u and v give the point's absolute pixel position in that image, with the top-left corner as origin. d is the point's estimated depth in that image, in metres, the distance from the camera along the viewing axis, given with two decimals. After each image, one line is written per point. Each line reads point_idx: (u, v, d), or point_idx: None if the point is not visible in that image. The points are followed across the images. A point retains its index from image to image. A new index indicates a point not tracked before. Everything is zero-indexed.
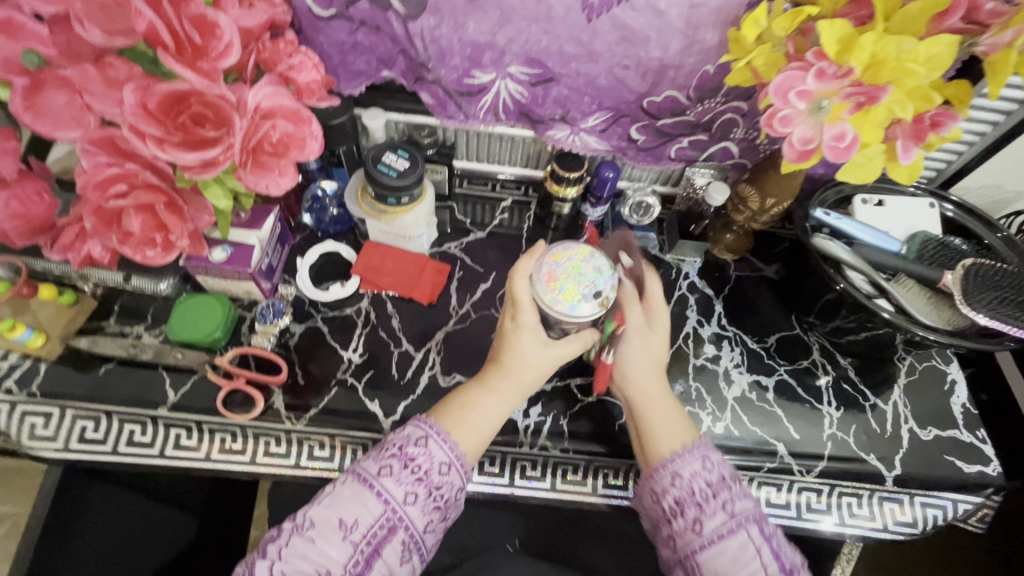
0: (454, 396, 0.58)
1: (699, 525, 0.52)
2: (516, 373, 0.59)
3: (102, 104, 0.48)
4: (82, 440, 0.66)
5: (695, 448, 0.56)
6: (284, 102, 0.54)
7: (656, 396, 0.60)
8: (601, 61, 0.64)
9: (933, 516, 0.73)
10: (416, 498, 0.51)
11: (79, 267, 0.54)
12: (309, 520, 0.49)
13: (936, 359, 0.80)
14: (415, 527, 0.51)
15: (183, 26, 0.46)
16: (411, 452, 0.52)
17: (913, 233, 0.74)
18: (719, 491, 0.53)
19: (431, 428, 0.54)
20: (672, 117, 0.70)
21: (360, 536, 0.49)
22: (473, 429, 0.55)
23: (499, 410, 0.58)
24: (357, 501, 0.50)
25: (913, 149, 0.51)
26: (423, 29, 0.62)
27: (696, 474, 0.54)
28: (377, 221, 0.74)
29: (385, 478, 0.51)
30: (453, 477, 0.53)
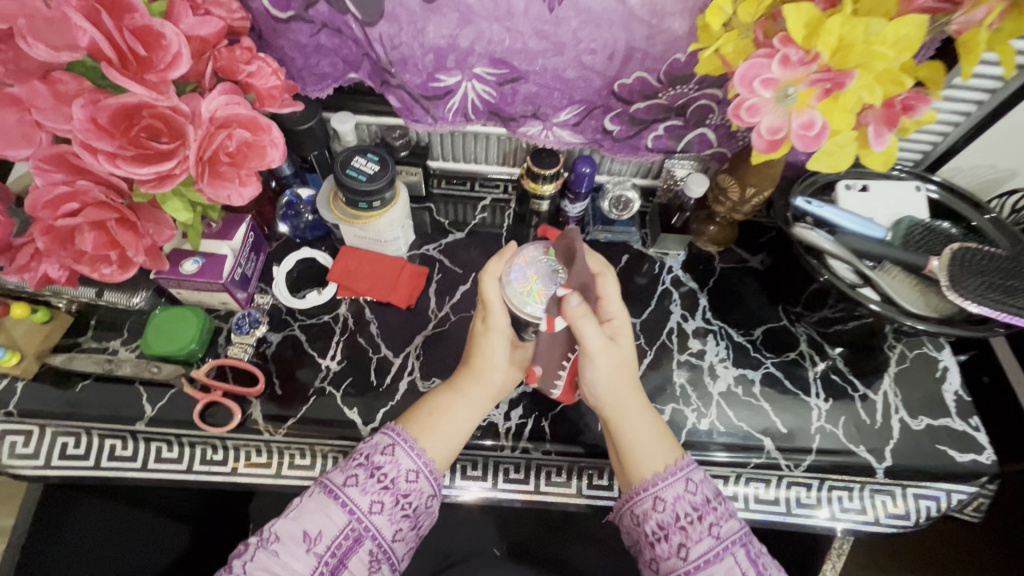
0: (425, 403, 0.57)
1: (684, 551, 0.51)
2: (488, 377, 0.59)
3: (51, 120, 0.47)
4: (63, 457, 0.67)
5: (676, 470, 0.54)
6: (239, 110, 0.52)
7: (630, 412, 0.57)
8: (568, 58, 0.63)
9: (927, 507, 0.72)
10: (382, 507, 0.51)
11: (37, 287, 0.53)
12: (273, 534, 0.49)
13: (927, 346, 0.78)
14: (383, 536, 0.51)
15: (125, 38, 0.45)
16: (377, 461, 0.52)
17: (899, 218, 0.72)
18: (705, 514, 0.52)
19: (398, 435, 0.54)
20: (645, 93, 0.67)
21: (325, 548, 0.49)
22: (443, 436, 0.55)
23: (470, 415, 0.57)
24: (321, 514, 0.50)
25: (886, 135, 0.49)
26: (381, 37, 0.61)
27: (680, 497, 0.53)
28: (351, 227, 0.73)
29: (350, 488, 0.51)
30: (422, 484, 0.53)
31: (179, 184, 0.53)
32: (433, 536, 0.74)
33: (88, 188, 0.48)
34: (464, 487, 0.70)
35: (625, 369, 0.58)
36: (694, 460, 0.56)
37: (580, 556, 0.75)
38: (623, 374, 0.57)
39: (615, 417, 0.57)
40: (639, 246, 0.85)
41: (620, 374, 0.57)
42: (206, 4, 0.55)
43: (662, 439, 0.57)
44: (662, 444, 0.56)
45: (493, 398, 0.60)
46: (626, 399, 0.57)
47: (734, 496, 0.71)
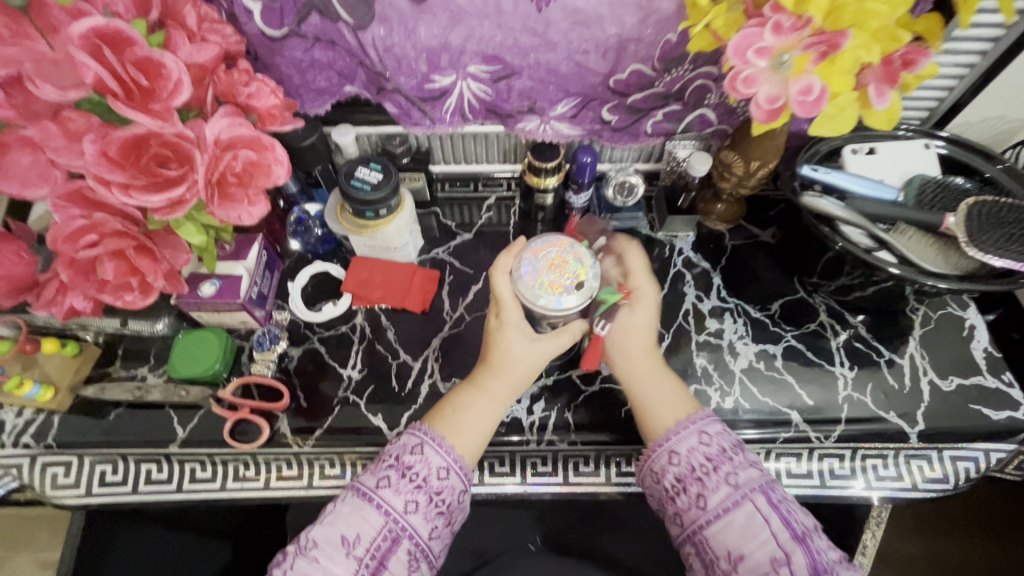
0: (450, 403, 0.58)
1: (702, 500, 0.51)
2: (507, 372, 0.59)
3: (64, 157, 0.49)
4: (102, 484, 0.68)
5: (688, 424, 0.55)
6: (242, 132, 0.53)
7: (645, 376, 0.60)
8: (560, 49, 0.63)
9: (966, 469, 0.70)
10: (417, 506, 0.51)
11: (65, 319, 0.55)
12: (311, 542, 0.49)
13: (951, 306, 0.77)
14: (420, 536, 0.51)
15: (128, 71, 0.46)
16: (407, 460, 0.53)
17: (910, 177, 0.71)
18: (719, 464, 0.52)
19: (426, 434, 0.54)
20: (641, 89, 0.68)
21: (364, 551, 0.49)
22: (469, 435, 0.56)
23: (493, 409, 0.58)
24: (358, 516, 0.50)
25: (888, 93, 0.48)
26: (375, 38, 0.61)
27: (694, 448, 0.54)
28: (360, 237, 0.74)
29: (384, 490, 0.51)
30: (454, 480, 0.54)
31: (192, 209, 0.54)
32: (467, 536, 0.75)
33: (105, 220, 0.50)
34: (495, 484, 0.70)
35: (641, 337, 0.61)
36: (709, 415, 0.56)
37: (614, 543, 0.75)
38: (641, 340, 0.61)
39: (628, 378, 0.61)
40: (648, 231, 0.85)
41: (638, 340, 0.61)
42: (202, 31, 0.57)
43: (676, 396, 0.58)
44: (675, 401, 0.58)
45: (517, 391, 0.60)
46: (640, 364, 0.60)
47: (766, 473, 0.70)
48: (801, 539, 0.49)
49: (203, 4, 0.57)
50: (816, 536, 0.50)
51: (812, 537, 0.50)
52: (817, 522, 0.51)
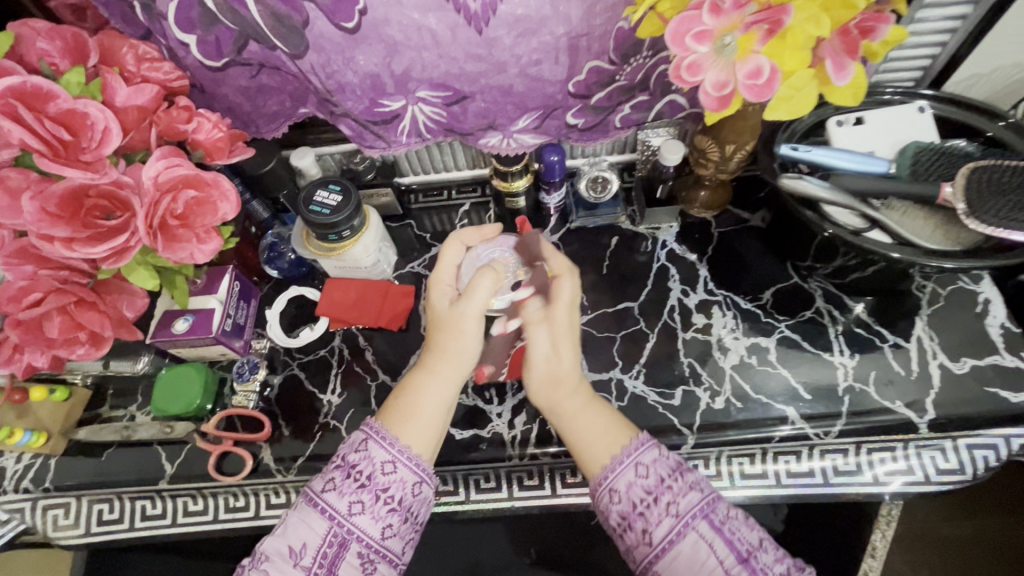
0: (401, 392, 0.55)
1: (648, 536, 0.49)
2: (446, 347, 0.55)
3: (7, 217, 0.48)
4: (101, 523, 0.69)
5: (623, 458, 0.52)
6: (180, 171, 0.53)
7: (578, 406, 0.56)
8: (511, 69, 0.60)
9: (984, 458, 0.63)
10: (363, 507, 0.49)
11: (27, 375, 0.55)
12: (263, 554, 0.48)
13: (963, 281, 0.71)
14: (370, 536, 0.49)
15: (49, 128, 0.46)
16: (352, 459, 0.51)
17: (903, 146, 0.65)
18: (659, 496, 0.50)
19: (372, 429, 0.52)
20: (603, 86, 0.64)
21: (311, 560, 0.48)
22: (419, 420, 0.53)
23: (441, 391, 0.55)
24: (303, 526, 0.49)
25: (848, 66, 0.44)
26: (314, 67, 0.59)
27: (632, 484, 0.51)
28: (329, 259, 0.73)
29: (328, 493, 0.49)
30: (403, 474, 0.51)
31: (140, 253, 0.54)
32: (456, 553, 0.74)
33: (47, 276, 0.50)
34: (483, 500, 0.68)
35: (569, 377, 0.57)
36: (647, 441, 0.53)
37: (609, 557, 0.73)
38: (564, 385, 0.57)
39: (557, 419, 0.57)
40: (629, 226, 0.81)
41: (560, 384, 0.57)
42: (142, 71, 0.57)
43: (609, 434, 0.55)
44: (612, 433, 0.54)
45: (467, 366, 0.56)
46: (573, 394, 0.57)
47: (764, 474, 0.66)
48: (746, 559, 0.47)
49: (140, 43, 0.56)
50: (761, 551, 0.48)
51: (758, 554, 0.48)
52: (764, 533, 0.49)
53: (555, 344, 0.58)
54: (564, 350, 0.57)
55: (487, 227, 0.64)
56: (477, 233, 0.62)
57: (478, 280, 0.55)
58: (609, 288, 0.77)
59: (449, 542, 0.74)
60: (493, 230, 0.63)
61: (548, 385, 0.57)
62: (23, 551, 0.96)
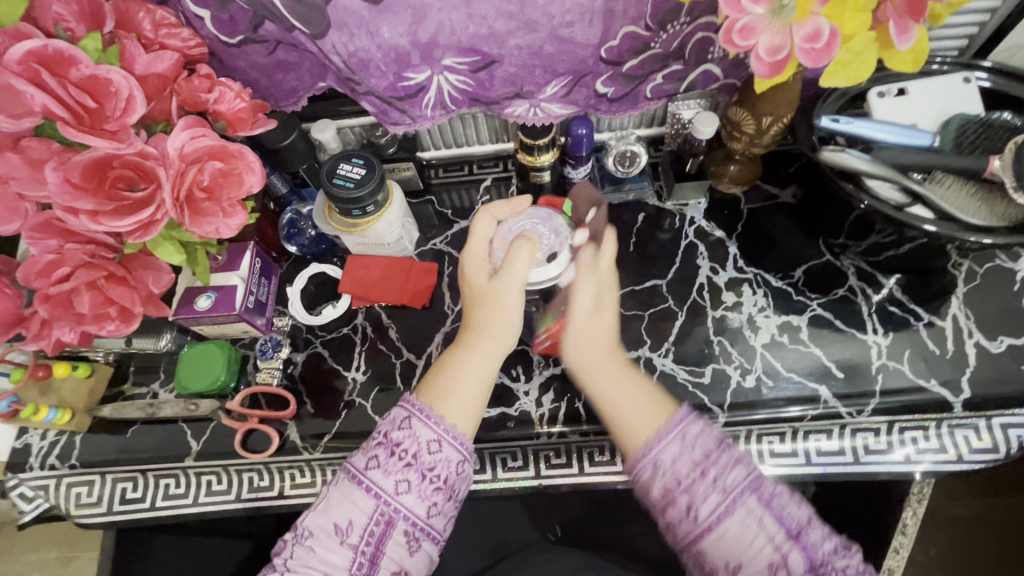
0: (442, 368, 0.54)
1: (693, 512, 0.47)
2: (486, 323, 0.54)
3: (29, 188, 0.46)
4: (123, 501, 0.69)
5: (671, 428, 0.50)
6: (206, 142, 0.51)
7: (610, 376, 0.55)
8: (541, 28, 0.57)
9: (1018, 436, 0.63)
10: (408, 486, 0.48)
11: (56, 352, 0.54)
12: (307, 530, 0.48)
13: (1000, 258, 0.70)
14: (416, 515, 0.49)
15: (72, 95, 0.44)
16: (395, 437, 0.50)
17: (947, 118, 0.63)
18: (707, 470, 0.47)
19: (414, 407, 0.51)
20: (636, 53, 0.62)
21: (357, 538, 0.48)
22: (460, 396, 0.52)
23: (486, 368, 0.54)
24: (348, 503, 0.48)
25: (912, 28, 0.41)
26: (335, 46, 0.57)
27: (677, 457, 0.48)
28: (351, 235, 0.71)
29: (373, 471, 0.49)
30: (448, 452, 0.50)
31: (166, 228, 0.52)
32: (482, 531, 0.74)
33: (74, 250, 0.49)
34: (510, 479, 0.67)
35: (606, 341, 0.56)
36: (689, 412, 0.51)
37: (637, 537, 0.73)
38: (601, 343, 0.56)
39: (591, 384, 0.55)
40: (655, 202, 0.79)
41: (596, 343, 0.56)
42: (160, 37, 0.54)
43: (650, 401, 0.53)
44: (652, 404, 0.52)
45: (507, 341, 0.55)
46: (608, 364, 0.56)
47: (795, 453, 0.65)
48: (795, 536, 0.46)
49: (157, 8, 0.53)
50: (810, 528, 0.47)
51: (807, 530, 0.47)
52: (812, 510, 0.48)
53: (598, 299, 0.57)
54: (604, 309, 0.57)
55: (515, 200, 0.61)
56: (507, 206, 0.60)
57: (516, 250, 0.54)
58: (635, 266, 0.75)
59: (472, 523, 0.74)
60: (523, 203, 0.60)
61: (585, 341, 0.56)
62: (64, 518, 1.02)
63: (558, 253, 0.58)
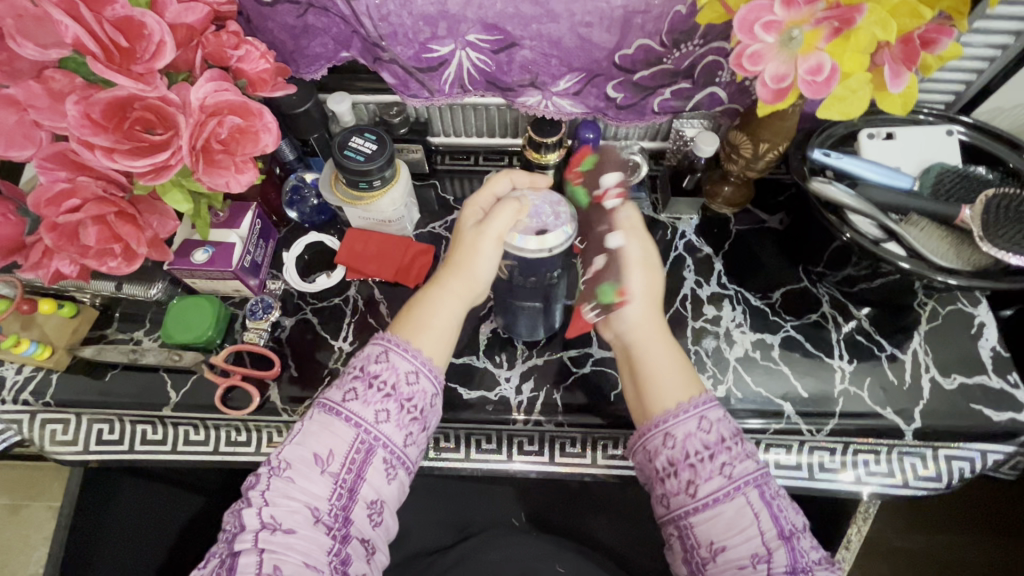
0: (413, 306, 0.56)
1: (693, 488, 0.49)
2: (465, 269, 0.54)
3: (48, 118, 0.47)
4: (99, 442, 0.71)
5: (691, 406, 0.52)
6: (228, 96, 0.52)
7: (652, 340, 0.56)
8: (562, 17, 0.60)
9: (960, 469, 0.69)
10: (388, 415, 0.50)
11: (53, 282, 0.55)
12: (284, 462, 0.48)
13: (962, 302, 0.74)
14: (394, 443, 0.50)
15: (107, 32, 0.45)
16: (373, 370, 0.51)
17: (928, 165, 0.67)
18: (717, 454, 0.50)
19: (390, 342, 0.53)
20: (649, 65, 0.65)
21: (338, 466, 0.49)
22: (430, 331, 0.54)
23: (455, 308, 0.55)
24: (326, 433, 0.49)
25: (904, 75, 0.45)
26: (369, 9, 0.59)
27: (691, 434, 0.50)
28: (354, 208, 0.73)
29: (352, 402, 0.50)
30: (424, 385, 0.52)
31: (177, 175, 0.53)
32: (449, 510, 0.76)
33: (87, 183, 0.49)
34: (484, 460, 0.71)
35: (653, 298, 0.56)
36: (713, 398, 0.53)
37: (597, 528, 0.76)
38: (647, 301, 0.56)
39: (634, 339, 0.56)
40: (650, 213, 0.82)
41: (642, 298, 0.56)
42: None
43: (682, 372, 0.54)
44: (682, 378, 0.54)
45: (479, 286, 0.56)
46: (649, 326, 0.56)
47: None
48: (788, 537, 0.47)
49: None
50: (801, 535, 0.49)
51: (798, 535, 0.48)
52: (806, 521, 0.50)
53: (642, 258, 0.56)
54: (637, 267, 0.55)
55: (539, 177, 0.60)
56: (528, 178, 0.58)
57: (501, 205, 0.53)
58: None
59: (443, 498, 0.76)
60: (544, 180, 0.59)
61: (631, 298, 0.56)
62: (28, 461, 1.02)
63: (548, 232, 0.53)
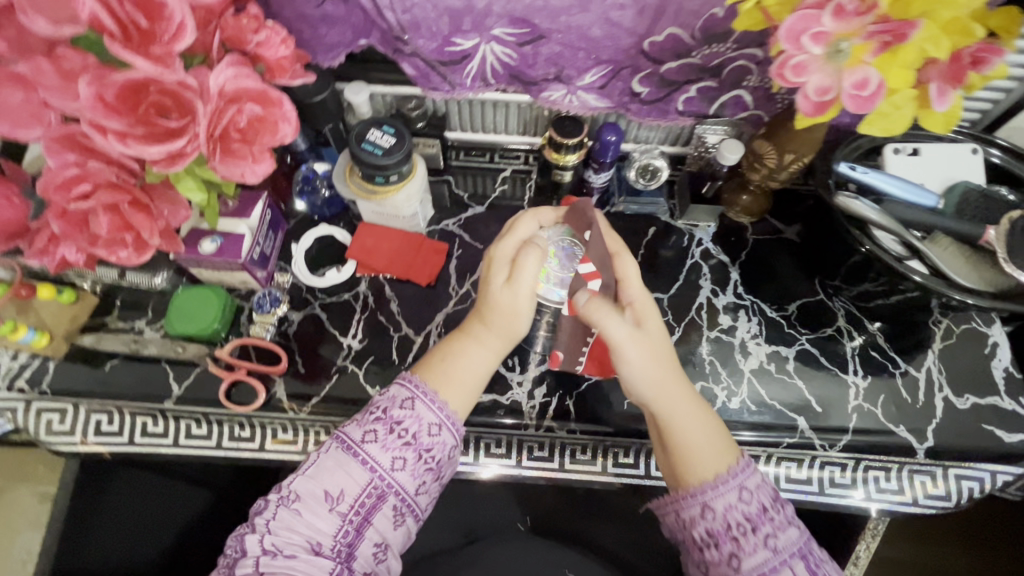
0: (444, 354, 0.55)
1: (736, 560, 0.48)
2: (500, 321, 0.54)
3: (58, 98, 0.45)
4: (97, 434, 0.68)
5: (731, 477, 0.50)
6: (248, 84, 0.50)
7: (675, 403, 0.53)
8: (593, 9, 0.58)
9: (970, 488, 0.69)
10: (404, 464, 0.49)
11: (58, 270, 0.53)
12: (293, 494, 0.48)
13: (975, 321, 0.74)
14: (406, 491, 0.50)
15: (127, 11, 0.43)
16: (395, 415, 0.50)
17: (952, 184, 0.67)
18: (759, 526, 0.48)
19: (417, 389, 0.51)
20: (675, 56, 0.63)
21: (347, 507, 0.48)
22: (461, 384, 0.53)
23: (487, 358, 0.55)
24: (340, 471, 0.48)
25: (949, 93, 0.44)
26: (391, 1, 0.58)
27: (731, 506, 0.49)
28: (368, 202, 0.71)
29: (370, 445, 0.49)
30: (445, 437, 0.51)
31: (191, 163, 0.51)
32: (454, 512, 0.75)
33: (99, 169, 0.47)
34: (491, 465, 0.69)
35: (663, 353, 0.54)
36: (749, 464, 0.51)
37: (603, 534, 0.75)
38: (660, 360, 0.54)
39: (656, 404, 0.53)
40: (667, 218, 0.81)
41: (655, 358, 0.54)
42: None
43: (715, 436, 0.52)
44: (716, 444, 0.52)
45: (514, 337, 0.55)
46: (669, 389, 0.53)
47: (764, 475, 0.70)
48: None
49: None
50: None
51: None
52: None
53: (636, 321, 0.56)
54: (629, 340, 0.54)
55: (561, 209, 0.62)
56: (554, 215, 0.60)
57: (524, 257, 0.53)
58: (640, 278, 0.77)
59: (448, 499, 0.75)
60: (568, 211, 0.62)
61: (640, 361, 0.53)
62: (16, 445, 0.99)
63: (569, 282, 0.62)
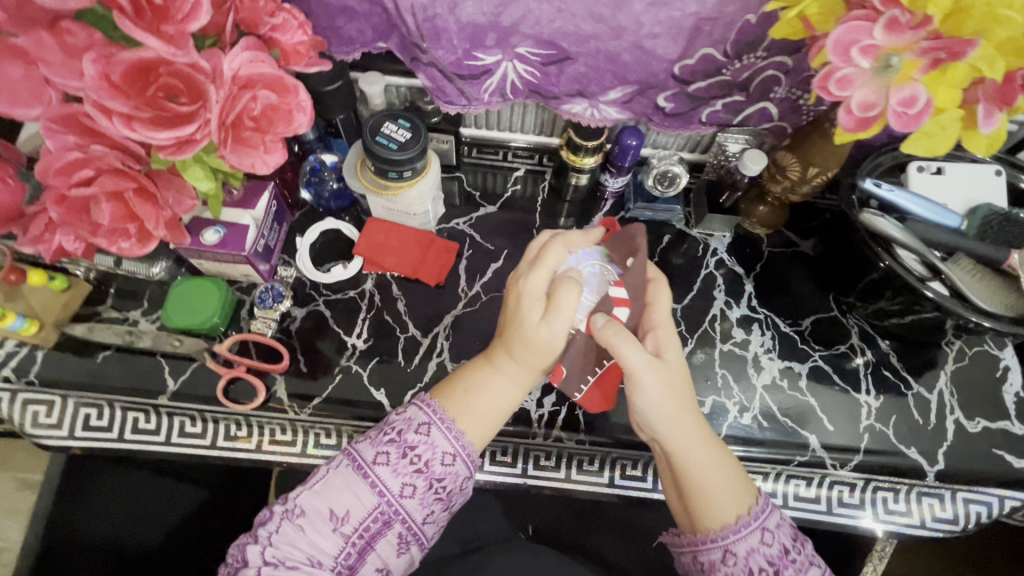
0: (466, 384, 0.52)
1: None
2: (529, 358, 0.51)
3: (60, 75, 0.42)
4: (86, 428, 0.64)
5: (752, 520, 0.49)
6: (264, 69, 0.47)
7: (693, 444, 0.51)
8: (626, 36, 0.56)
9: (977, 513, 0.68)
10: (414, 491, 0.47)
11: (54, 259, 0.50)
12: (298, 508, 0.46)
13: (987, 343, 0.73)
14: (413, 519, 0.48)
15: None
16: (410, 440, 0.48)
17: (975, 206, 0.66)
18: (782, 570, 0.48)
19: (434, 415, 0.49)
20: (706, 76, 0.61)
21: (352, 529, 0.46)
22: (485, 420, 0.50)
23: (512, 392, 0.52)
24: (348, 492, 0.46)
25: (997, 115, 0.43)
26: (413, 7, 0.55)
27: (753, 550, 0.48)
28: (379, 197, 0.69)
29: (380, 467, 0.47)
30: (458, 467, 0.49)
31: (200, 150, 0.48)
32: (454, 519, 0.73)
33: (102, 153, 0.44)
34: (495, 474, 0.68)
35: (681, 389, 0.52)
36: (769, 504, 0.50)
37: (607, 545, 0.73)
38: (679, 396, 0.52)
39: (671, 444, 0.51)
40: (681, 226, 0.79)
41: (676, 395, 0.52)
42: None
43: (733, 477, 0.51)
44: (736, 485, 0.50)
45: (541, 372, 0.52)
46: (687, 429, 0.51)
47: (773, 493, 0.68)
48: None
49: None
50: None
51: None
52: None
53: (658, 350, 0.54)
54: (654, 370, 0.51)
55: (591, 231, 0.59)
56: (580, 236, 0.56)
57: (564, 297, 0.49)
58: None
59: None
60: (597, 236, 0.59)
61: (660, 395, 0.51)
62: None
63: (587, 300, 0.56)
